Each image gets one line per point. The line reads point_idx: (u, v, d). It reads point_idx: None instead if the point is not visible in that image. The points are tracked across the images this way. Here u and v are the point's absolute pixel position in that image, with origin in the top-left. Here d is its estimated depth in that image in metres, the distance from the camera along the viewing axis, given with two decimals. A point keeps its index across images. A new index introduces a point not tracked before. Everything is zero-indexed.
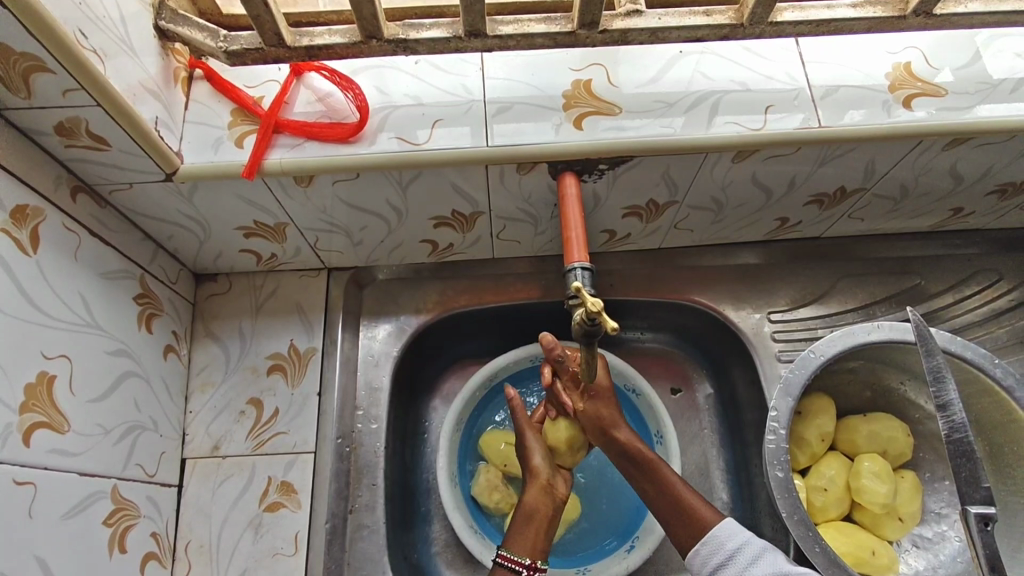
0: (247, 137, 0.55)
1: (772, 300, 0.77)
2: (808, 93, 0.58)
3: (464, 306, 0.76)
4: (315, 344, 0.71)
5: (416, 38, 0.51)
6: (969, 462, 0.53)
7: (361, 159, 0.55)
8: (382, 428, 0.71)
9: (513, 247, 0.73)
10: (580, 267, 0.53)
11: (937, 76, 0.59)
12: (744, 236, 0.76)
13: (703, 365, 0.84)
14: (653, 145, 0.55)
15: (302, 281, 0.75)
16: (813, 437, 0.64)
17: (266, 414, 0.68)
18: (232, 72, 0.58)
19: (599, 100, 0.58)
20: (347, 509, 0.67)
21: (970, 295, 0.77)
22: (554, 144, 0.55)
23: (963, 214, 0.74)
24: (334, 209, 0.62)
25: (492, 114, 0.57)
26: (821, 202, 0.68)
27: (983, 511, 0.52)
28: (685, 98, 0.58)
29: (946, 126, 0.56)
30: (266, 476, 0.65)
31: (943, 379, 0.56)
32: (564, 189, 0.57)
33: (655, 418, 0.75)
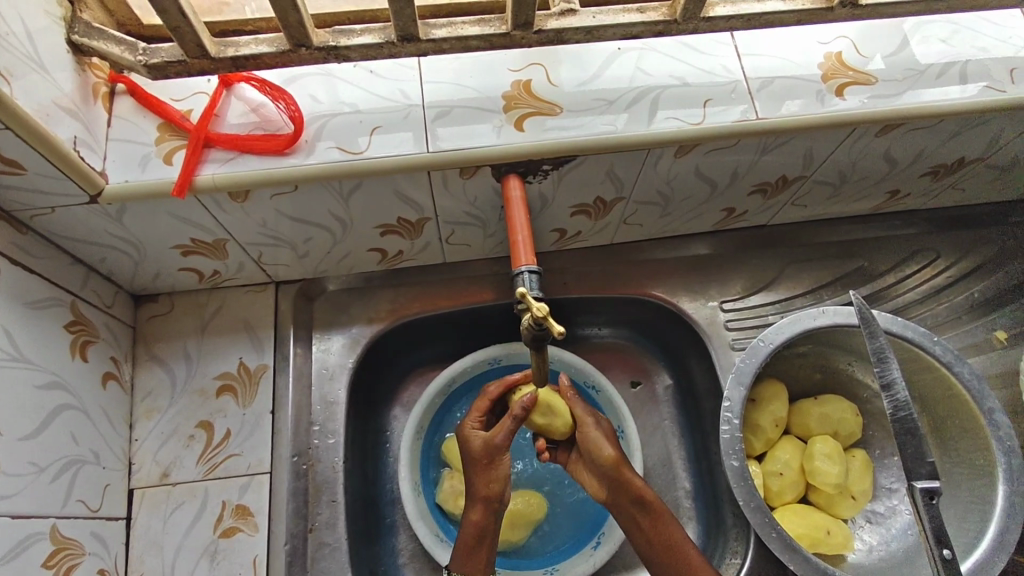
0: (175, 153, 0.53)
1: (723, 289, 0.78)
2: (745, 85, 0.59)
3: (418, 313, 0.75)
4: (267, 361, 0.69)
5: (347, 44, 0.49)
6: (914, 439, 0.55)
7: (298, 171, 0.53)
8: (340, 442, 0.69)
9: (465, 251, 0.72)
10: (528, 271, 0.52)
11: (867, 65, 0.60)
12: (692, 227, 0.77)
13: (660, 357, 0.85)
14: (594, 144, 0.55)
15: (249, 296, 0.72)
16: (767, 423, 0.65)
17: (216, 437, 0.66)
18: (156, 86, 0.56)
19: (540, 100, 0.57)
20: (306, 528, 0.65)
21: (910, 274, 0.79)
22: (496, 148, 0.55)
23: (900, 196, 0.76)
24: (276, 222, 0.60)
25: (431, 119, 0.56)
26: (764, 190, 0.69)
27: (928, 486, 0.53)
28: (625, 94, 0.58)
29: (878, 113, 0.58)
30: (219, 500, 0.63)
31: (886, 358, 0.58)
32: (509, 191, 0.56)
33: (615, 414, 0.75)
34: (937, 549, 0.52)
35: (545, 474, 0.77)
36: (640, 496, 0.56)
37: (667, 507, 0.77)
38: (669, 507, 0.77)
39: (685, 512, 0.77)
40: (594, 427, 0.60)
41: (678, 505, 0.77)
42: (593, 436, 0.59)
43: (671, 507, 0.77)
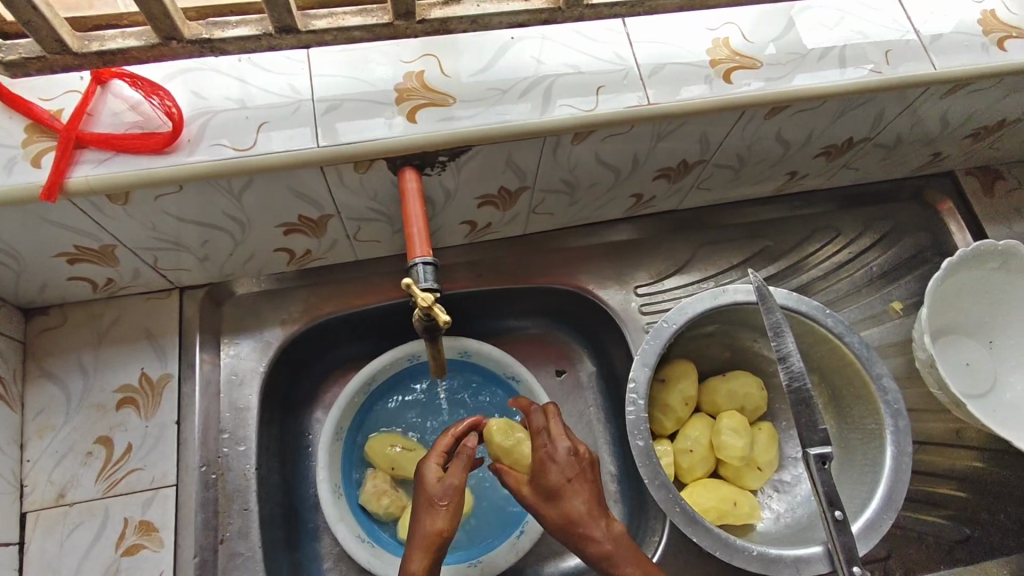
0: (44, 154, 0.50)
1: (637, 275, 0.80)
2: (636, 72, 0.60)
3: (332, 312, 0.73)
4: (170, 370, 0.67)
5: (222, 37, 0.48)
6: (809, 408, 0.58)
7: (180, 170, 0.51)
8: (251, 448, 0.67)
9: (376, 247, 0.71)
10: (422, 262, 0.52)
11: (754, 50, 0.62)
12: (605, 214, 0.78)
13: (583, 344, 0.86)
14: (488, 134, 0.55)
15: (150, 304, 0.69)
16: (676, 403, 0.67)
17: (117, 452, 0.63)
18: (23, 85, 0.52)
19: (433, 91, 0.57)
20: (216, 539, 0.63)
21: (812, 252, 0.83)
22: (388, 140, 0.54)
23: (799, 177, 0.79)
24: (166, 225, 0.58)
25: (321, 113, 0.54)
26: (667, 175, 0.71)
27: (821, 451, 0.56)
28: (518, 84, 0.58)
29: (763, 97, 0.60)
30: (121, 517, 0.61)
31: (782, 332, 0.61)
32: (405, 183, 0.56)
33: (536, 402, 0.75)
34: (828, 511, 0.54)
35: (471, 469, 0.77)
36: (603, 551, 0.52)
37: None
38: None
39: (610, 495, 0.78)
40: (559, 449, 0.55)
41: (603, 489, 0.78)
42: (557, 472, 0.54)
43: None
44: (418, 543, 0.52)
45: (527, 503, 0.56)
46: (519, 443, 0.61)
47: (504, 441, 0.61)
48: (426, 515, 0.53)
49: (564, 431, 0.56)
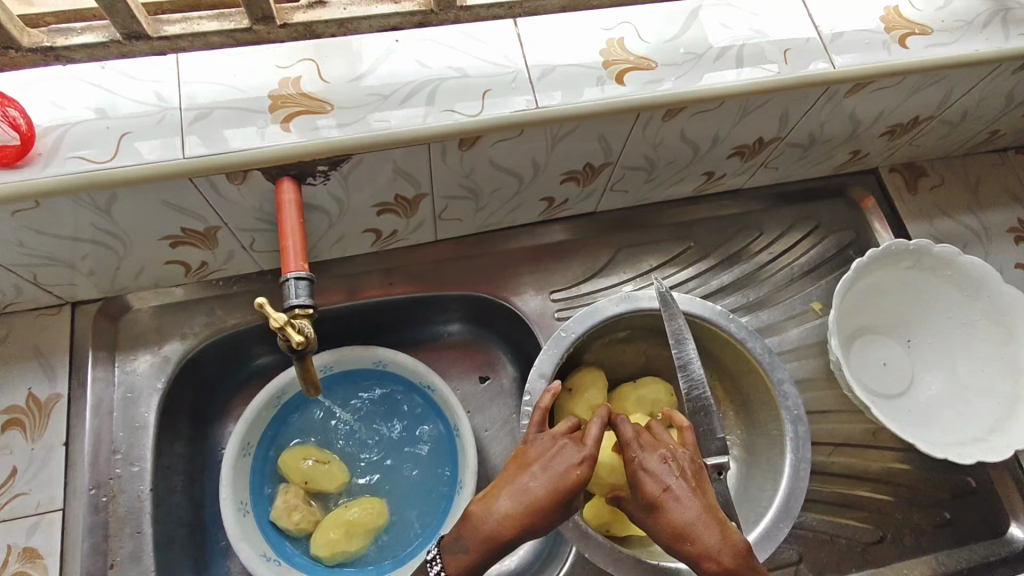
0: None
1: (555, 279, 0.78)
2: (526, 74, 0.58)
3: (236, 325, 0.71)
4: (59, 390, 0.64)
5: (65, 45, 0.45)
6: (707, 416, 0.58)
7: (33, 185, 0.48)
8: (146, 468, 0.64)
9: (277, 257, 0.69)
10: (294, 278, 0.50)
11: (649, 49, 0.61)
12: (519, 218, 0.76)
13: (507, 351, 0.84)
14: (366, 142, 0.53)
15: (40, 321, 0.67)
16: (584, 412, 0.65)
17: (0, 476, 0.61)
18: None
19: (308, 97, 0.54)
20: (105, 565, 0.60)
21: (735, 252, 0.82)
22: (258, 150, 0.52)
23: (716, 177, 0.78)
24: (36, 240, 0.55)
25: (188, 122, 0.52)
26: (575, 178, 0.69)
27: (718, 461, 0.56)
28: (399, 89, 0.56)
29: (656, 98, 0.58)
30: (4, 545, 0.59)
31: (683, 339, 0.61)
32: (282, 195, 0.54)
33: (451, 411, 0.74)
34: None
35: (391, 479, 0.77)
36: (673, 527, 0.46)
37: None
38: None
39: None
40: (641, 445, 0.50)
41: None
42: (638, 458, 0.49)
43: None
44: (485, 514, 0.48)
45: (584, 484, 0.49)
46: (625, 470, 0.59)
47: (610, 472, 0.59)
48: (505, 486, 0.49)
49: (659, 440, 0.50)
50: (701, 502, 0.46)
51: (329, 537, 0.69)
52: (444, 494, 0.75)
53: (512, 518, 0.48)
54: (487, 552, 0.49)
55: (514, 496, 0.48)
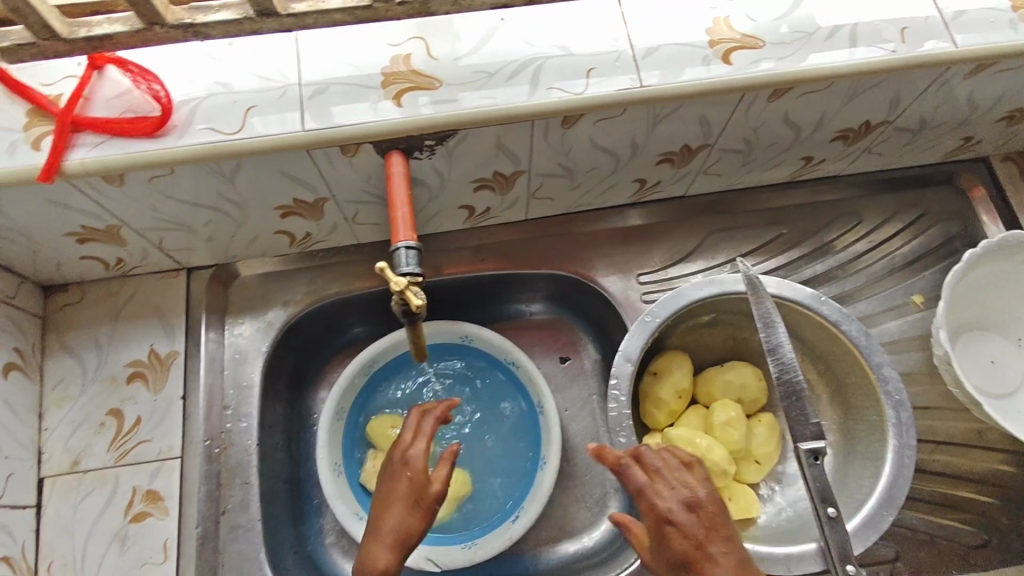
0: (44, 139, 0.52)
1: (642, 262, 0.78)
2: (630, 53, 0.58)
3: (334, 294, 0.75)
4: (177, 347, 0.70)
5: (203, 21, 0.48)
6: (799, 401, 0.56)
7: (171, 152, 0.52)
8: (252, 425, 0.69)
9: (375, 231, 0.72)
10: (404, 246, 0.52)
11: (758, 28, 0.59)
12: (609, 199, 0.76)
13: (589, 331, 0.85)
14: (473, 118, 0.55)
15: (162, 283, 0.72)
16: (669, 395, 0.65)
17: (127, 423, 0.66)
18: (24, 70, 0.54)
19: (418, 74, 0.56)
20: (217, 511, 0.65)
21: (830, 240, 0.79)
22: (372, 123, 0.54)
23: (815, 162, 0.75)
24: (167, 206, 0.59)
25: (307, 97, 0.55)
26: (670, 160, 0.69)
27: (813, 446, 0.54)
28: (505, 67, 0.56)
29: (764, 78, 0.57)
30: (130, 486, 0.64)
31: (772, 323, 0.58)
32: (390, 167, 0.56)
33: (535, 388, 0.75)
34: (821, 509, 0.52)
35: (473, 451, 0.78)
36: None
37: (594, 481, 0.78)
38: (596, 480, 0.78)
39: (611, 484, 0.78)
40: (669, 492, 0.49)
41: (605, 478, 0.78)
42: (663, 503, 0.49)
43: (598, 480, 0.78)
44: (390, 526, 0.55)
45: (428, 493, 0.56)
46: (709, 452, 0.59)
47: (692, 454, 0.59)
48: (405, 495, 0.56)
49: (694, 480, 0.51)
50: (735, 556, 0.46)
51: None
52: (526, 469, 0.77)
53: (424, 515, 0.56)
54: (401, 552, 0.54)
55: (398, 500, 0.56)
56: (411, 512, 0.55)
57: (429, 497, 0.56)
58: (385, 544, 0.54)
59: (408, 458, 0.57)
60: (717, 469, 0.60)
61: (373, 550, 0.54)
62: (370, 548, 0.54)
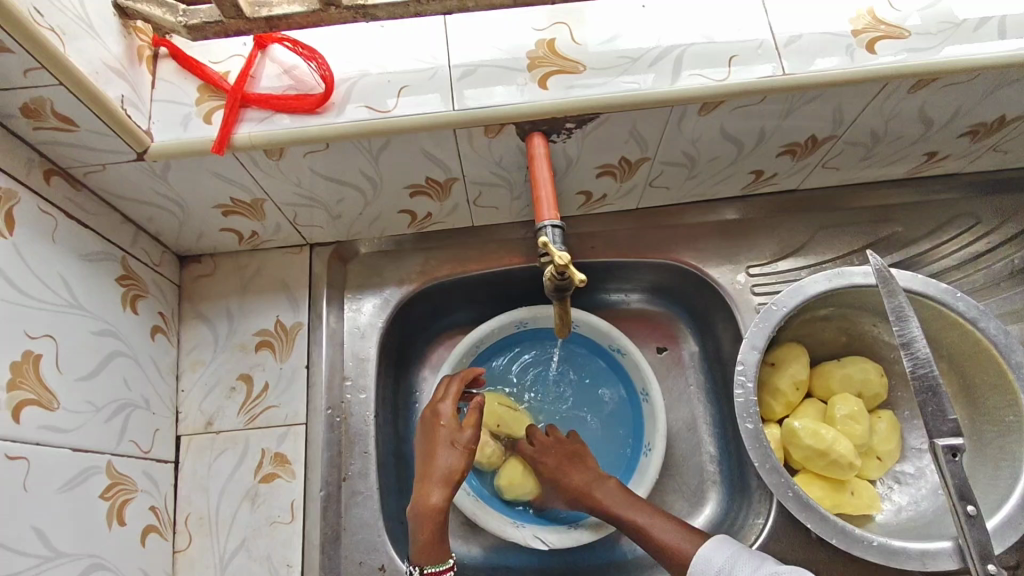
0: (214, 112, 0.55)
1: (750, 255, 0.78)
2: (772, 42, 0.58)
3: (447, 275, 0.77)
4: (302, 319, 0.73)
5: (375, 3, 0.51)
6: (936, 396, 0.55)
7: (330, 128, 0.55)
8: (371, 398, 0.72)
9: (492, 214, 0.74)
10: (550, 225, 0.54)
11: (906, 21, 0.60)
12: (720, 191, 0.76)
13: (688, 323, 0.85)
14: (616, 102, 0.56)
15: (286, 258, 0.75)
16: (787, 385, 0.65)
17: (256, 389, 0.69)
18: (196, 49, 0.58)
19: (563, 58, 0.58)
20: (339, 477, 0.68)
21: (946, 240, 0.77)
22: (519, 105, 0.56)
23: (937, 159, 0.74)
24: (310, 181, 0.62)
25: (457, 78, 0.57)
26: (793, 151, 0.68)
27: (950, 442, 0.54)
28: (648, 52, 0.58)
29: (909, 68, 0.57)
30: (259, 448, 0.67)
31: (905, 317, 0.57)
32: (532, 148, 0.57)
33: (640, 376, 0.76)
34: (960, 505, 0.53)
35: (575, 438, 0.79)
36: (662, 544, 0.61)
37: (692, 472, 0.79)
38: (694, 471, 0.79)
39: (710, 476, 0.78)
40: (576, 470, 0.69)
41: (703, 470, 0.79)
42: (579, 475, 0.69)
43: (695, 471, 0.79)
44: (439, 459, 0.61)
45: (462, 435, 0.63)
46: (833, 444, 0.60)
47: (818, 445, 0.60)
48: (445, 436, 0.63)
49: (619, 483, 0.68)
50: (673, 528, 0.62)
51: (521, 475, 0.73)
52: (626, 456, 0.77)
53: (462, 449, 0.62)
54: (448, 488, 0.60)
55: (440, 441, 0.62)
56: (448, 452, 0.62)
57: (465, 438, 0.62)
58: (433, 481, 0.60)
59: (442, 409, 0.65)
60: (842, 461, 0.60)
61: (427, 487, 0.60)
62: (425, 484, 0.60)
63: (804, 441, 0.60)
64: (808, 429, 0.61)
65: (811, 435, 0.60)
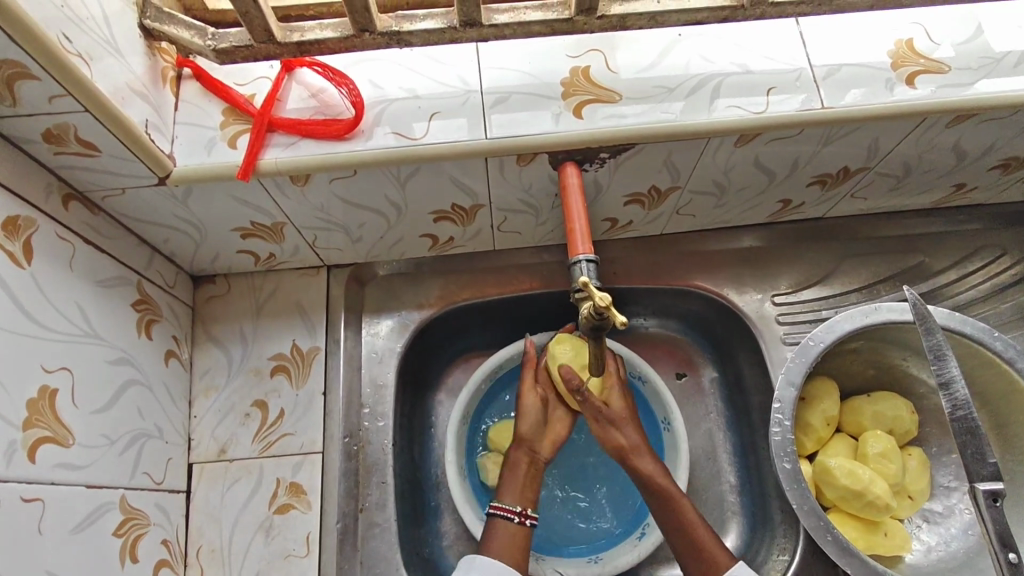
0: (240, 136, 0.54)
1: (775, 283, 0.76)
2: (810, 73, 0.57)
3: (466, 299, 0.75)
4: (318, 343, 0.71)
5: (410, 30, 0.49)
6: (975, 438, 0.54)
7: (357, 156, 0.53)
8: (389, 425, 0.70)
9: (514, 239, 0.72)
10: (585, 259, 0.52)
11: (939, 51, 0.58)
12: (746, 218, 0.75)
13: (708, 351, 0.83)
14: (654, 132, 0.54)
15: (303, 280, 0.73)
16: (819, 422, 0.65)
17: (271, 416, 0.67)
18: (221, 70, 0.56)
19: (598, 87, 0.56)
20: (356, 508, 0.66)
21: (973, 270, 0.76)
22: (553, 134, 0.54)
23: (966, 189, 0.73)
24: (331, 206, 0.60)
25: (490, 105, 0.56)
26: (823, 182, 0.67)
27: (991, 487, 0.52)
28: (685, 82, 0.57)
29: (949, 103, 0.55)
30: (273, 477, 0.65)
31: (943, 356, 0.56)
32: (565, 178, 0.57)
33: (662, 405, 0.75)
34: (1002, 552, 0.52)
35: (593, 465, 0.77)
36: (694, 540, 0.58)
37: (712, 501, 0.76)
38: (714, 501, 0.76)
39: (730, 506, 0.76)
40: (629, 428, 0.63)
41: (723, 500, 0.76)
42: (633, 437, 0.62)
43: (715, 502, 0.76)
44: (530, 421, 0.65)
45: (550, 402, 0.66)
46: (869, 484, 0.60)
47: (854, 486, 0.60)
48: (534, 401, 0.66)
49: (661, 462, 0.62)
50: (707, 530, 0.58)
51: None
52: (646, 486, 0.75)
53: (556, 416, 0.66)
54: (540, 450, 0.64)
55: (529, 403, 0.66)
56: (536, 417, 0.65)
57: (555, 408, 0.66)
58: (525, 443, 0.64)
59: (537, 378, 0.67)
60: (877, 502, 0.60)
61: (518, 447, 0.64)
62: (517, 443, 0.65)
63: (839, 481, 0.60)
64: (842, 468, 0.61)
65: (846, 474, 0.60)
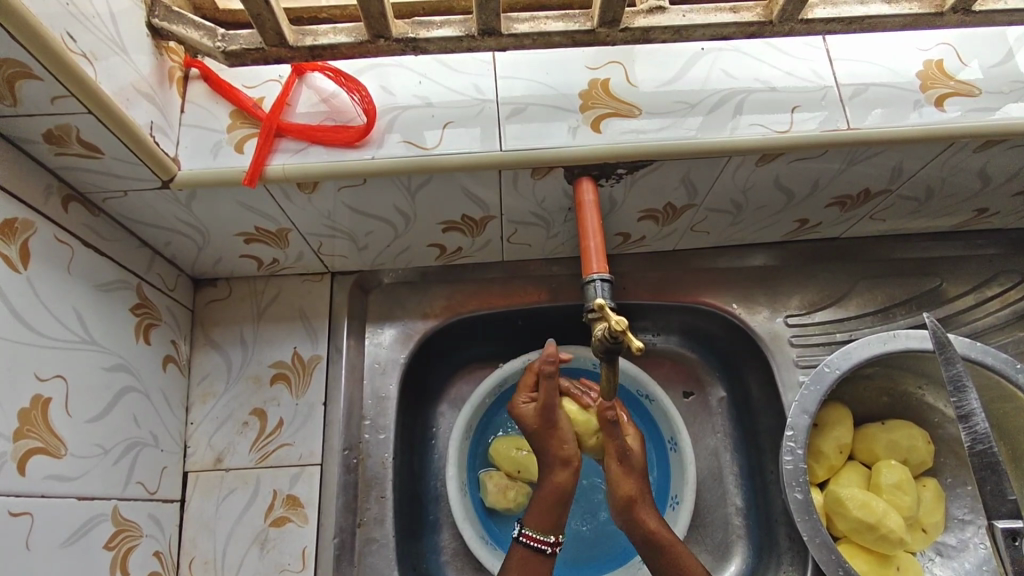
0: (247, 141, 0.52)
1: (787, 303, 0.75)
2: (836, 92, 0.55)
3: (471, 311, 0.73)
4: (320, 351, 0.69)
5: (426, 37, 0.48)
6: (996, 474, 0.52)
7: (366, 164, 0.52)
8: (390, 438, 0.69)
9: (524, 250, 0.71)
10: (598, 279, 0.52)
11: (966, 73, 0.57)
12: (760, 237, 0.73)
13: (716, 369, 0.81)
14: (673, 149, 0.53)
15: (305, 286, 0.72)
16: (831, 450, 0.64)
17: (269, 425, 0.66)
18: (229, 72, 0.55)
19: (618, 100, 0.55)
20: (354, 522, 0.65)
21: (991, 296, 0.74)
22: (570, 148, 0.53)
23: (987, 214, 0.71)
24: (337, 213, 0.59)
25: (505, 116, 0.54)
26: (842, 203, 0.66)
27: (1010, 526, 0.50)
28: (707, 97, 0.55)
29: (978, 127, 0.53)
30: (270, 489, 0.63)
31: (963, 387, 0.54)
32: (581, 194, 0.55)
33: (669, 425, 0.73)
34: None
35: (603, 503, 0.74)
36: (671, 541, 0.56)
37: (717, 523, 0.74)
38: (719, 523, 0.74)
39: (735, 530, 0.74)
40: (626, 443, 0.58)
41: (728, 522, 0.74)
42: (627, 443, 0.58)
43: (721, 524, 0.74)
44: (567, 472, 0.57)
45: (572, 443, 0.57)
46: (882, 517, 0.59)
47: (867, 518, 0.58)
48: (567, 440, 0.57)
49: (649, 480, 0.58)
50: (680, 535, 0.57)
51: None
52: None
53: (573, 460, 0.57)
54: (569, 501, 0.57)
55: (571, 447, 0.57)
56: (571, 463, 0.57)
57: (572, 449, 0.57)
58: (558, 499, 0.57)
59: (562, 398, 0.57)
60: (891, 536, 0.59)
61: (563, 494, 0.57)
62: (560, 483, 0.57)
63: (853, 514, 0.59)
64: (854, 499, 0.60)
65: (859, 506, 0.59)
